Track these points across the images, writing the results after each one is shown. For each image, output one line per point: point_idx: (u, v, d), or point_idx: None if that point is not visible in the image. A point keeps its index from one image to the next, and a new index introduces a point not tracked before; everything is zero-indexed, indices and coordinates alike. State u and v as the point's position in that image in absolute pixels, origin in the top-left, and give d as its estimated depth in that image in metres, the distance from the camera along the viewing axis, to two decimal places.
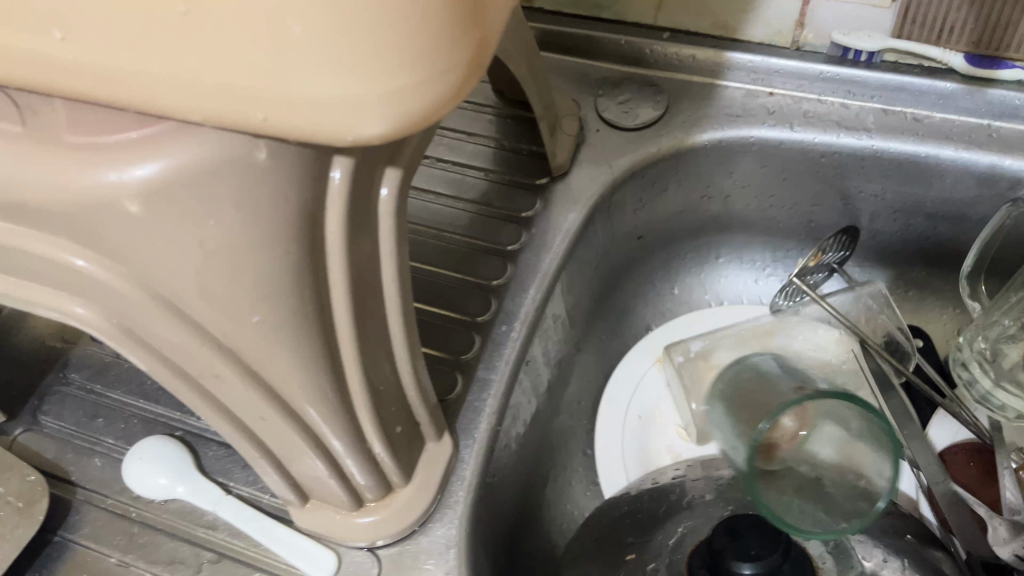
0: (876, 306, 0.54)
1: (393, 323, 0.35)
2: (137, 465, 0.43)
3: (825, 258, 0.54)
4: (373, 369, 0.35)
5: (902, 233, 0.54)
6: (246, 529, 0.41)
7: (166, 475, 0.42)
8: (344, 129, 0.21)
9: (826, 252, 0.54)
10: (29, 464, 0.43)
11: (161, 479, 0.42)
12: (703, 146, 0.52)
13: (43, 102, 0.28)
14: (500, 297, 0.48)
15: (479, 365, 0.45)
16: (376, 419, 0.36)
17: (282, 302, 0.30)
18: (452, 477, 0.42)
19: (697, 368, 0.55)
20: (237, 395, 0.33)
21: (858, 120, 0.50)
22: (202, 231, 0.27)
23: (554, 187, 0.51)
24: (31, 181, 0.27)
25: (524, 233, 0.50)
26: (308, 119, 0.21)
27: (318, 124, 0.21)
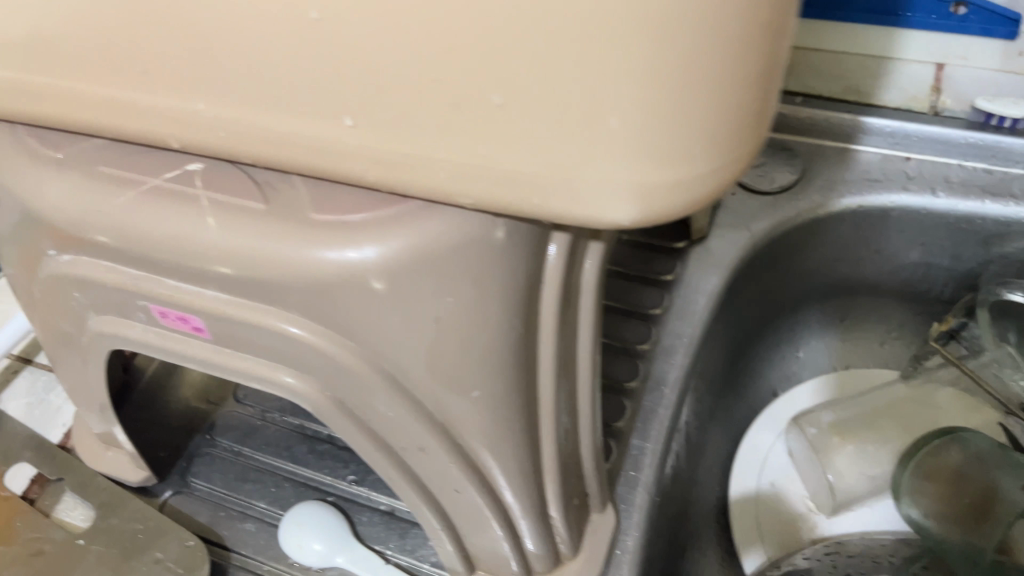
0: None
1: (583, 396, 0.35)
2: (296, 531, 0.42)
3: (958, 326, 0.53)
4: (563, 442, 0.35)
5: None
6: None
7: (321, 541, 0.42)
8: (613, 215, 0.22)
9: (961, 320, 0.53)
10: (185, 529, 0.43)
11: (314, 547, 0.42)
12: (843, 211, 0.52)
13: (282, 179, 0.28)
14: (647, 362, 0.47)
15: (633, 433, 0.45)
16: (560, 491, 0.36)
17: (501, 376, 0.30)
18: (616, 551, 0.41)
19: (829, 439, 0.52)
20: (436, 467, 0.33)
21: (1003, 185, 0.50)
22: (438, 307, 0.28)
23: (692, 251, 0.51)
24: (274, 258, 0.27)
25: (666, 297, 0.49)
26: (584, 203, 0.22)
27: (593, 210, 0.22)
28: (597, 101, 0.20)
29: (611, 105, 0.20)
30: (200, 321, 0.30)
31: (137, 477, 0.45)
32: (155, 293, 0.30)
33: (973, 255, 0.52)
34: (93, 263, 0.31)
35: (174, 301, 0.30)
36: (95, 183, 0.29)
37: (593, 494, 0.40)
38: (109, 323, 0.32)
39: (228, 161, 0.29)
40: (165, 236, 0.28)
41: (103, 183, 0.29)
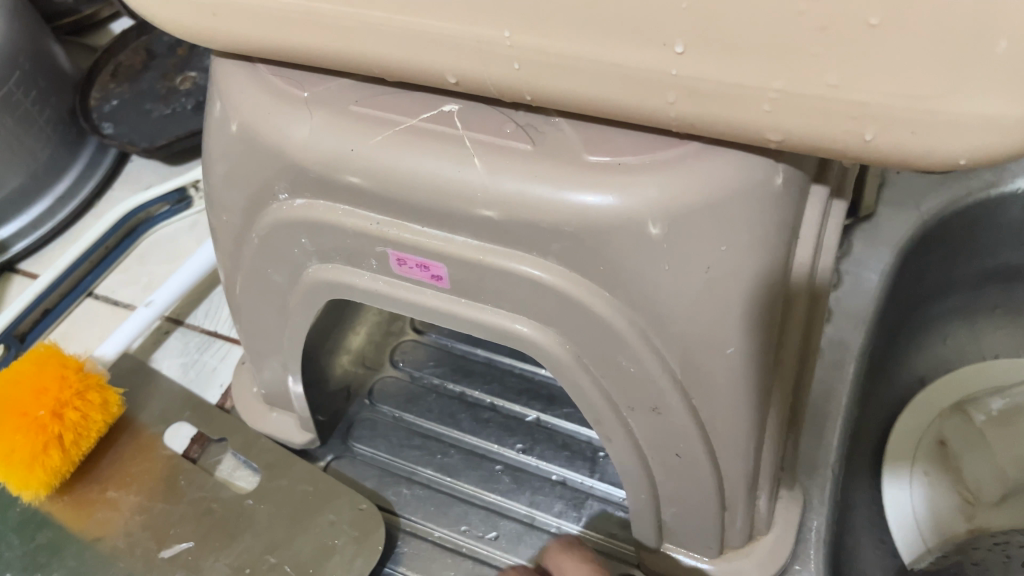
0: None
1: (806, 364, 0.34)
2: None
3: None
4: (783, 411, 0.34)
5: None
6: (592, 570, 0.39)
7: None
8: (967, 150, 0.21)
9: None
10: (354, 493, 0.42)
11: None
12: (1017, 191, 0.50)
13: (548, 122, 0.27)
14: (820, 339, 0.46)
15: (812, 411, 0.43)
16: (772, 462, 0.35)
17: (758, 334, 0.28)
18: (803, 530, 0.40)
19: (998, 432, 0.50)
20: (663, 428, 0.32)
21: None
22: (711, 257, 0.26)
23: (859, 228, 0.50)
24: (544, 201, 0.26)
25: (836, 274, 0.48)
26: (933, 138, 0.21)
27: (942, 144, 0.21)
28: (986, 20, 0.18)
29: (1003, 23, 0.18)
30: (442, 268, 0.29)
31: (303, 438, 0.44)
32: (398, 238, 0.29)
33: None
34: (329, 207, 0.30)
35: (418, 247, 0.29)
36: (349, 122, 0.28)
37: (788, 469, 0.38)
38: (334, 271, 0.32)
39: (487, 101, 0.28)
40: (425, 176, 0.27)
41: (360, 122, 0.28)
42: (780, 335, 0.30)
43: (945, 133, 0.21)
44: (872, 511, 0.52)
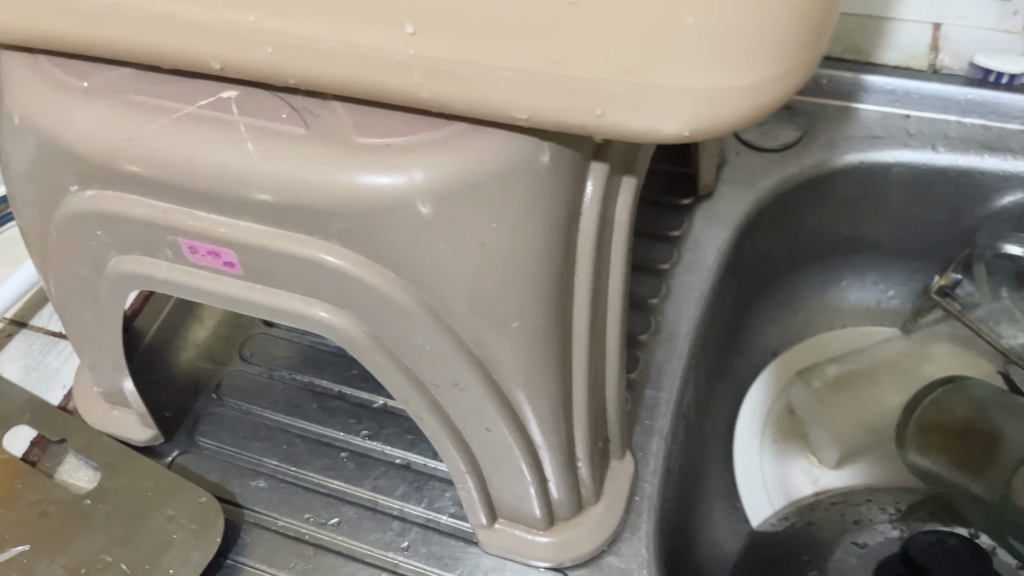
0: None
1: (612, 336, 0.35)
2: None
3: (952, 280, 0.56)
4: (592, 382, 0.35)
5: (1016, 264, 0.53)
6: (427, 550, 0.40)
7: None
8: (681, 121, 0.22)
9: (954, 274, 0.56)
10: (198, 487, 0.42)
11: None
12: (846, 166, 0.52)
13: (322, 105, 0.28)
14: (659, 315, 0.47)
15: (647, 384, 0.45)
16: (588, 433, 0.36)
17: (543, 307, 0.29)
18: (635, 498, 0.41)
19: (834, 394, 0.54)
20: (469, 404, 0.32)
21: (997, 139, 0.51)
22: (483, 233, 0.27)
23: (699, 206, 0.51)
24: (317, 183, 0.27)
25: (676, 252, 0.50)
26: (651, 111, 0.22)
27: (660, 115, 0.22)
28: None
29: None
30: (232, 255, 0.30)
31: (144, 435, 0.44)
32: (186, 226, 0.29)
33: (971, 211, 0.53)
34: (119, 197, 0.30)
35: (207, 234, 0.29)
36: (127, 111, 0.28)
37: (614, 439, 0.40)
38: (134, 263, 0.32)
39: (264, 87, 0.28)
40: (202, 162, 0.27)
41: (137, 111, 0.28)
42: (573, 308, 0.32)
43: (662, 106, 0.22)
44: None
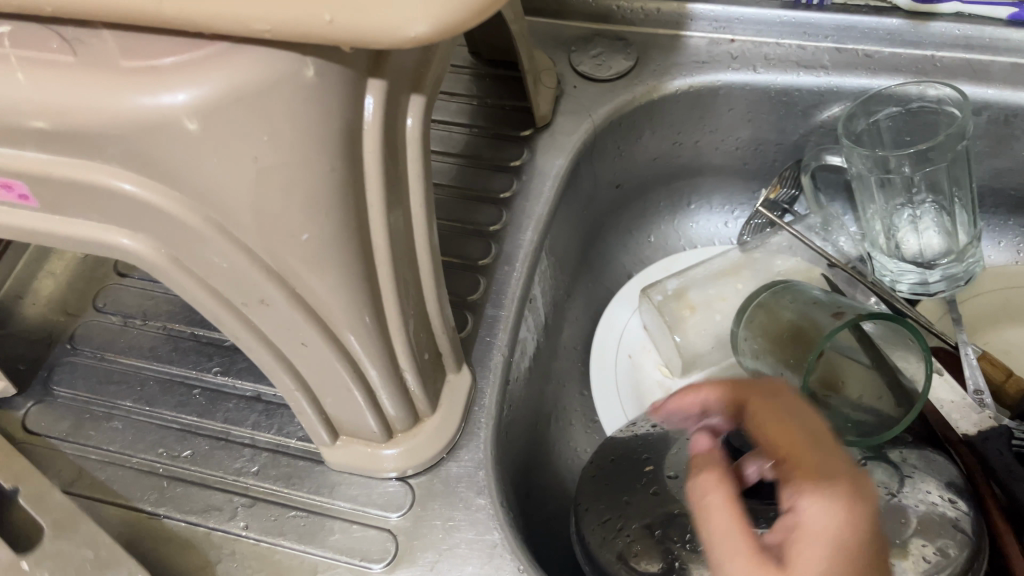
0: (833, 224, 0.57)
1: (420, 251, 0.37)
2: None
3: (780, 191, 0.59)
4: (406, 295, 0.37)
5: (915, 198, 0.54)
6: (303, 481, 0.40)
7: None
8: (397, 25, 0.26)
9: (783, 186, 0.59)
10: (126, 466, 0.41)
11: None
12: (676, 91, 0.55)
13: (92, 34, 0.29)
14: (499, 240, 0.50)
15: (487, 304, 0.47)
16: (409, 345, 0.38)
17: (330, 218, 0.31)
18: (473, 408, 0.44)
19: (675, 306, 0.57)
20: (280, 319, 0.34)
21: (812, 58, 0.54)
22: (255, 147, 0.29)
23: (539, 137, 0.54)
24: (88, 107, 0.28)
25: (515, 181, 0.52)
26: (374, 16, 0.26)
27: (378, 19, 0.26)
28: None
29: None
30: (24, 187, 0.31)
31: None
32: None
33: (795, 127, 0.57)
34: None
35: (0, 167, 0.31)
36: None
37: (447, 353, 0.42)
38: None
39: (31, 22, 0.29)
40: None
41: None
42: (369, 223, 0.33)
43: (379, 14, 0.26)
44: (584, 396, 0.57)
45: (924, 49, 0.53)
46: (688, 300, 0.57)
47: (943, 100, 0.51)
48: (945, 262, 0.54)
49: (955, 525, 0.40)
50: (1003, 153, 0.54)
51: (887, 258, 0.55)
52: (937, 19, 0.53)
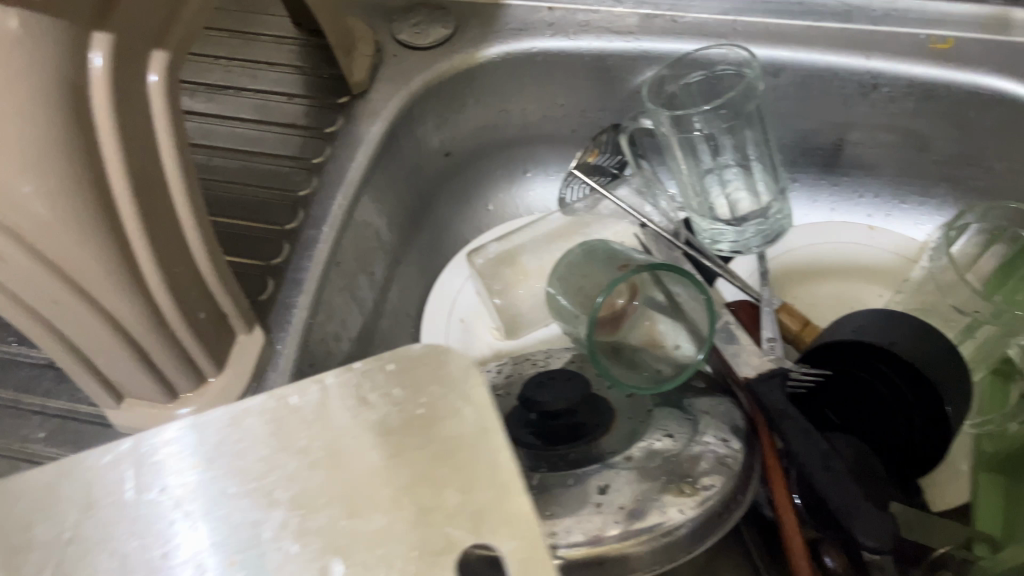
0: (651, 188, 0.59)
1: (182, 209, 0.37)
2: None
3: (601, 160, 0.60)
4: (168, 253, 0.37)
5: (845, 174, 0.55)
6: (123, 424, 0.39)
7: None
8: None
9: (602, 154, 0.60)
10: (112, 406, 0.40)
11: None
12: (492, 60, 0.56)
13: None
14: (307, 206, 0.50)
15: (289, 267, 0.48)
16: (177, 303, 0.38)
17: (56, 171, 0.31)
18: (267, 368, 0.44)
19: (499, 269, 0.58)
20: (24, 276, 0.34)
21: (624, 24, 0.55)
22: None
23: (355, 104, 0.54)
24: None
25: (328, 147, 0.52)
26: None
27: None
28: None
29: None
30: None
31: None
32: None
33: (615, 92, 0.58)
34: None
35: None
36: None
37: (233, 313, 0.43)
38: None
39: None
40: None
41: None
42: (111, 179, 0.33)
43: None
44: None
45: (727, 14, 0.55)
46: (514, 262, 0.59)
47: (741, 62, 0.53)
48: (755, 219, 0.56)
49: (722, 462, 0.42)
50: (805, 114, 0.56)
51: (708, 219, 0.56)
52: None
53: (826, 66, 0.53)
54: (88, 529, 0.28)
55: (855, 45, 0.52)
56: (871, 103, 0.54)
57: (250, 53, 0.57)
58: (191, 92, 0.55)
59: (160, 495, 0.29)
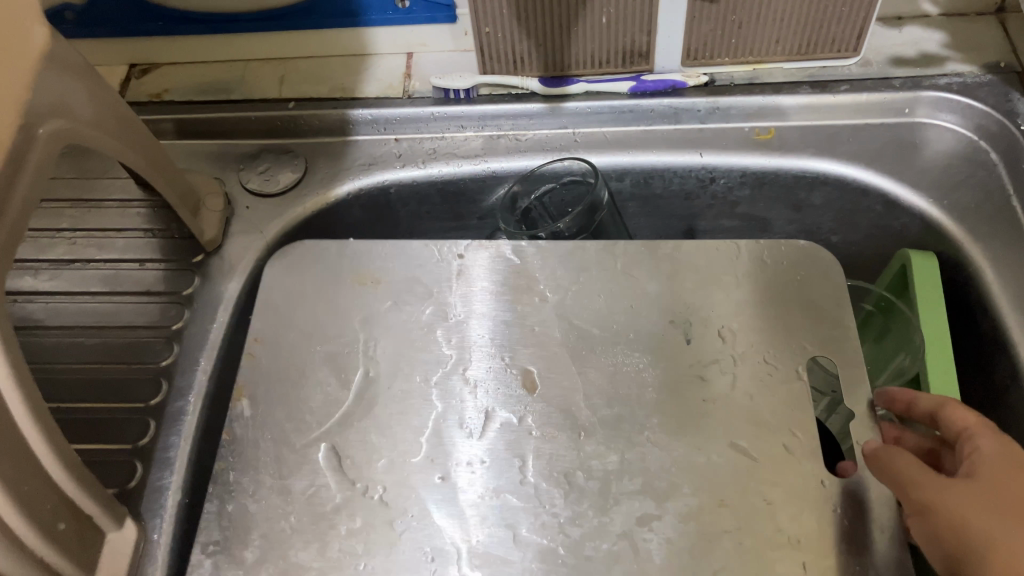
0: None
1: (39, 430, 0.35)
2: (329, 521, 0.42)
3: None
4: (28, 483, 0.34)
5: (741, 230, 0.60)
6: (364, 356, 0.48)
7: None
8: None
9: None
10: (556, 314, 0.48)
11: None
12: (344, 197, 0.56)
13: None
14: (170, 377, 0.48)
15: (157, 447, 0.46)
16: (49, 535, 0.35)
17: None
18: (144, 560, 0.42)
19: None
20: None
21: (470, 148, 0.57)
22: None
23: (210, 262, 0.53)
24: None
25: (187, 310, 0.51)
26: None
27: None
28: None
29: None
30: None
31: None
32: None
33: (471, 211, 0.59)
34: None
35: None
36: None
37: (104, 515, 0.40)
38: None
39: None
40: None
41: None
42: None
43: None
44: None
45: (565, 127, 0.57)
46: None
47: (586, 173, 0.55)
48: None
49: None
50: (653, 211, 0.59)
51: None
52: (570, 99, 0.57)
53: (664, 167, 0.56)
54: (423, 350, 0.48)
55: (688, 143, 0.56)
56: (711, 194, 0.57)
57: (95, 220, 0.55)
58: (34, 270, 0.54)
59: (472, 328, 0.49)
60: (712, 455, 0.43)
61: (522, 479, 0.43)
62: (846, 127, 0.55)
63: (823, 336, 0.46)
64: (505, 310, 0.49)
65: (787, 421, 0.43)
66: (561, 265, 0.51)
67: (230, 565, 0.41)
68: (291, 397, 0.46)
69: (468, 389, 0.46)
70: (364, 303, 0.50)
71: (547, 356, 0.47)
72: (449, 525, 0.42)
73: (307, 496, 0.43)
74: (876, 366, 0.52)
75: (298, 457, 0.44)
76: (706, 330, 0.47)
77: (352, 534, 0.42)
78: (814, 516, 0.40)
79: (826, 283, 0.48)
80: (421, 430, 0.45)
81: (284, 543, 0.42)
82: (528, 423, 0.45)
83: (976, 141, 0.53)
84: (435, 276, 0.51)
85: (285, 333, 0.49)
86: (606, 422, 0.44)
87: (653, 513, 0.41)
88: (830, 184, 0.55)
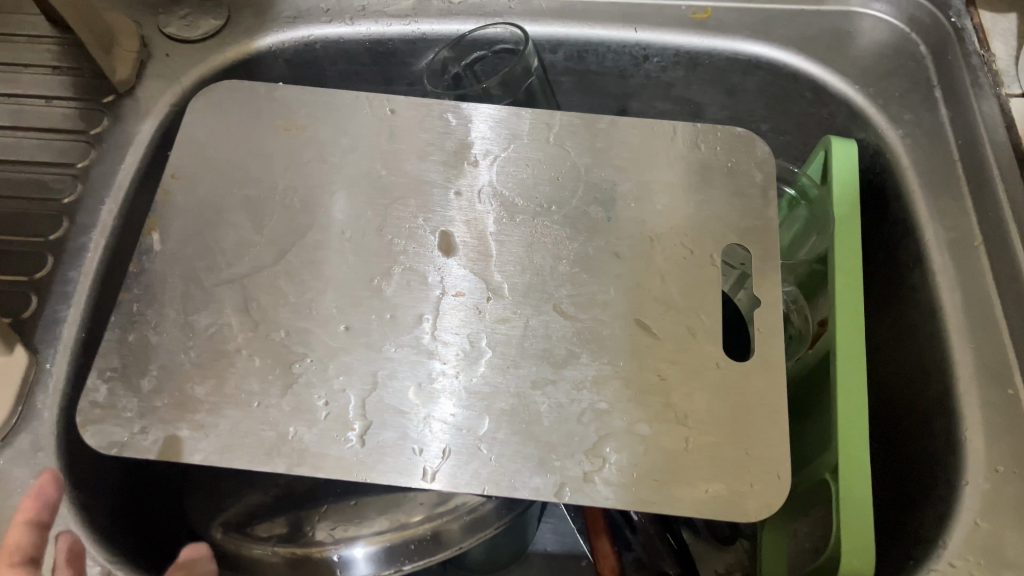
0: None
1: None
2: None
3: None
4: None
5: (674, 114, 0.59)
6: (280, 202, 0.47)
7: None
8: None
9: None
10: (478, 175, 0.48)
11: None
12: (268, 49, 0.55)
13: None
14: (72, 214, 0.47)
15: (56, 280, 0.45)
16: None
17: None
18: (34, 386, 0.42)
19: None
20: None
21: (401, 7, 0.56)
22: None
23: (122, 103, 0.51)
24: None
25: (94, 151, 0.49)
26: None
27: None
28: None
29: None
30: None
31: None
32: None
33: (399, 75, 0.58)
34: None
35: None
36: None
37: None
38: None
39: None
40: None
41: None
42: None
43: None
44: None
45: None
46: None
47: (518, 41, 0.54)
48: None
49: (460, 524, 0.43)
50: (588, 88, 0.58)
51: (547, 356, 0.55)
52: None
53: (598, 41, 0.55)
54: (340, 202, 0.47)
55: (623, 18, 0.55)
56: (645, 73, 0.56)
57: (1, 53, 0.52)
58: None
59: (393, 184, 0.48)
60: (614, 318, 0.43)
61: (424, 337, 0.43)
62: (782, 13, 0.55)
63: (738, 218, 0.47)
64: (432, 168, 0.48)
65: (689, 294, 0.44)
66: (485, 127, 0.50)
67: (126, 393, 0.41)
68: (204, 235, 0.45)
69: (384, 247, 0.45)
70: (284, 148, 0.49)
71: (463, 219, 0.46)
72: (347, 377, 0.41)
73: (208, 332, 0.42)
74: (790, 249, 0.52)
75: (203, 298, 0.43)
76: (626, 201, 0.47)
77: (250, 373, 0.41)
78: (704, 395, 0.41)
79: (756, 174, 0.48)
80: (330, 280, 0.44)
81: (181, 377, 0.41)
82: (439, 282, 0.44)
83: (907, 33, 0.53)
84: (360, 129, 0.49)
85: (199, 174, 0.47)
86: (516, 289, 0.44)
87: (548, 379, 0.41)
88: (762, 68, 0.54)
